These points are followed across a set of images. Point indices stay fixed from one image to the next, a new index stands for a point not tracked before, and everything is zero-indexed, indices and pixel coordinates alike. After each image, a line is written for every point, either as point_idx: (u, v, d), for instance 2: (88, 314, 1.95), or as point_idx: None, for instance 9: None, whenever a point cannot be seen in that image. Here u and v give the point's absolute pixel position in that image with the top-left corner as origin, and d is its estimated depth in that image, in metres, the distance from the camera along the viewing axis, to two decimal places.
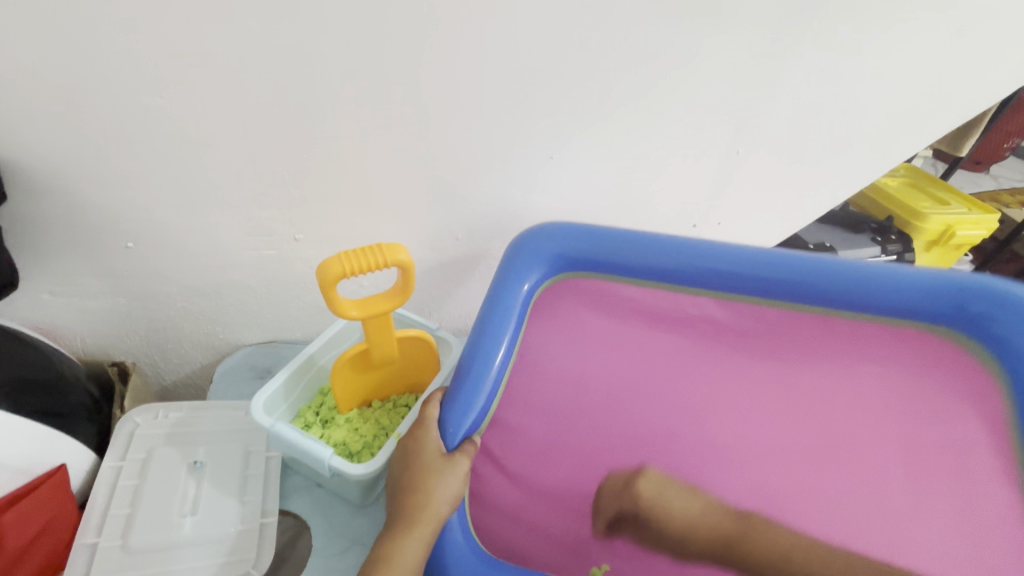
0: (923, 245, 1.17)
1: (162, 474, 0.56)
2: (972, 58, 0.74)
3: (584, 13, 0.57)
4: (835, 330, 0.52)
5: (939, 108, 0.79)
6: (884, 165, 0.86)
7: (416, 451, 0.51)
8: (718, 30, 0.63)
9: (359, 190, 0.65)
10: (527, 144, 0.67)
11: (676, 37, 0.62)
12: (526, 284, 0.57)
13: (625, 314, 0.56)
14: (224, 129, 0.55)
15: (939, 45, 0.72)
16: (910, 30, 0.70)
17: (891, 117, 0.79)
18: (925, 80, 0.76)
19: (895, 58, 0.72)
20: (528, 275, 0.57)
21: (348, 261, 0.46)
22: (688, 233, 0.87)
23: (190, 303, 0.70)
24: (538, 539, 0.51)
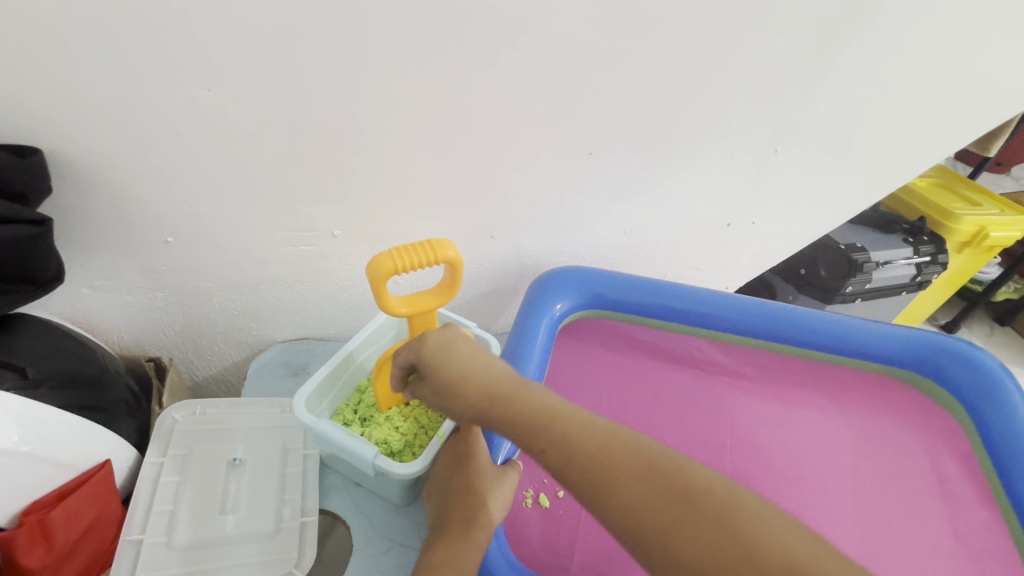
0: (955, 247, 1.15)
1: (204, 472, 0.55)
2: (1022, 54, 0.72)
3: (633, 6, 0.56)
4: (781, 362, 0.78)
5: (985, 106, 0.78)
6: (925, 163, 0.84)
7: (467, 457, 0.54)
8: (767, 24, 0.61)
9: (399, 186, 0.64)
10: (568, 140, 0.66)
11: (725, 32, 0.61)
12: (559, 306, 0.74)
13: (637, 349, 0.78)
14: (270, 126, 0.55)
15: (989, 41, 0.70)
16: (961, 26, 0.68)
17: (935, 114, 0.77)
18: (971, 78, 0.74)
19: (943, 55, 0.70)
20: (561, 299, 0.74)
21: (399, 258, 0.46)
22: (722, 232, 0.86)
23: (226, 299, 0.69)
24: (566, 556, 0.56)
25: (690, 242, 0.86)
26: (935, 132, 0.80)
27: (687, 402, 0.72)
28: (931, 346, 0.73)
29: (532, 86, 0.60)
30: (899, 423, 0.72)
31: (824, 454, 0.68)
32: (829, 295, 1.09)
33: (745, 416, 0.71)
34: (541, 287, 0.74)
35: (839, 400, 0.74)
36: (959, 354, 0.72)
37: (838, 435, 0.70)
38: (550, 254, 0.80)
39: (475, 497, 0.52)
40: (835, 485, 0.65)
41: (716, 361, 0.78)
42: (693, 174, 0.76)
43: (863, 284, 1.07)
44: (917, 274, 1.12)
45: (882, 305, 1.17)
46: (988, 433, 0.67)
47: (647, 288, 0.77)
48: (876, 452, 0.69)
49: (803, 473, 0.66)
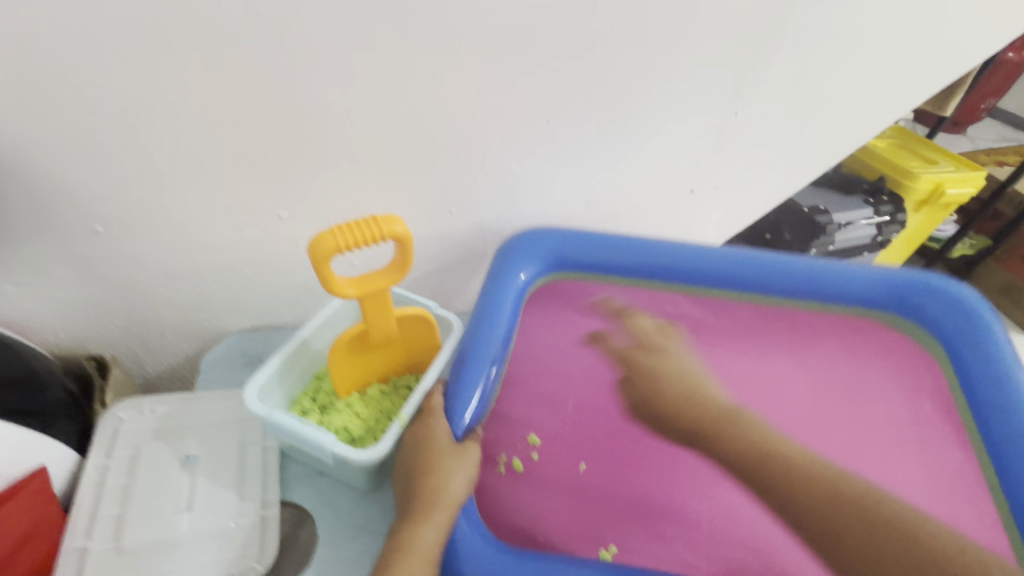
0: (913, 206, 1.17)
1: (154, 471, 0.53)
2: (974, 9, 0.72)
3: None
4: (760, 312, 0.77)
5: (941, 63, 0.78)
6: (883, 123, 0.84)
7: (427, 439, 0.53)
8: None
9: (347, 162, 0.61)
10: (522, 107, 0.63)
11: None
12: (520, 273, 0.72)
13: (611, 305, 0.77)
14: (198, 101, 0.51)
15: None
16: None
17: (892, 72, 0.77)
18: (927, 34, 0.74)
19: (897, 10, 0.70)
20: (524, 267, 0.73)
21: (341, 235, 0.43)
22: (686, 199, 0.85)
23: (171, 290, 0.66)
24: (543, 521, 0.57)
25: (655, 211, 0.85)
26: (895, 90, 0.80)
27: (659, 352, 0.73)
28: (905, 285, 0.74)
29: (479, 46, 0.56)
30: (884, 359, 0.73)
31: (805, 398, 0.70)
32: None
33: (719, 367, 0.72)
34: (507, 253, 0.73)
35: (812, 347, 0.75)
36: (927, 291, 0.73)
37: (808, 377, 0.72)
38: (513, 229, 0.78)
39: (438, 469, 0.51)
40: (810, 429, 0.67)
41: (690, 315, 0.77)
42: (656, 139, 0.74)
43: (826, 247, 1.09)
44: (878, 234, 1.14)
45: None
46: (966, 370, 0.69)
47: (621, 248, 0.76)
48: (852, 396, 0.70)
49: (775, 416, 0.68)
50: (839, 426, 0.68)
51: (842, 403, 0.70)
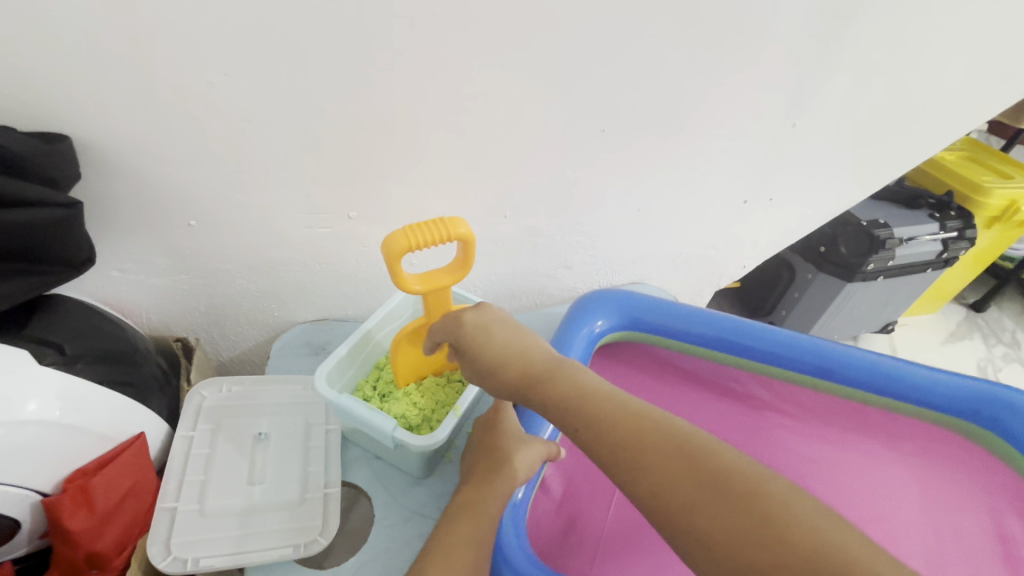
0: (984, 221, 1.15)
1: (231, 445, 0.57)
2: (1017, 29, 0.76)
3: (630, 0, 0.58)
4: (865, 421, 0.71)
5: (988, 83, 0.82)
6: (934, 132, 0.87)
7: (500, 427, 0.57)
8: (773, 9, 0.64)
9: (413, 166, 0.65)
10: (577, 122, 0.67)
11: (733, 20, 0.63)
12: (597, 323, 0.74)
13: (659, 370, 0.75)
14: (282, 104, 0.56)
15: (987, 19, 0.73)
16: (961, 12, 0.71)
17: (943, 92, 0.81)
18: (974, 47, 0.76)
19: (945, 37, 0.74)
20: (600, 316, 0.74)
21: (413, 234, 0.47)
22: (755, 180, 0.83)
23: (246, 281, 0.70)
24: (561, 541, 0.58)
25: (707, 223, 0.87)
26: (950, 96, 0.82)
27: (822, 449, 0.68)
28: (982, 400, 0.68)
29: (538, 59, 0.60)
30: (873, 443, 0.69)
31: (938, 489, 0.66)
32: (851, 273, 1.03)
33: (794, 438, 0.69)
34: (582, 302, 0.75)
35: (899, 452, 0.69)
36: (1015, 412, 0.66)
37: (890, 480, 0.67)
38: (563, 235, 0.80)
39: (511, 441, 0.55)
40: (935, 521, 0.64)
41: (762, 405, 0.72)
42: (709, 146, 0.76)
43: (885, 261, 1.02)
44: (942, 250, 1.07)
45: (906, 283, 1.12)
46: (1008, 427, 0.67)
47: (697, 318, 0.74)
48: (888, 475, 0.67)
49: (904, 490, 0.66)
50: (897, 485, 0.66)
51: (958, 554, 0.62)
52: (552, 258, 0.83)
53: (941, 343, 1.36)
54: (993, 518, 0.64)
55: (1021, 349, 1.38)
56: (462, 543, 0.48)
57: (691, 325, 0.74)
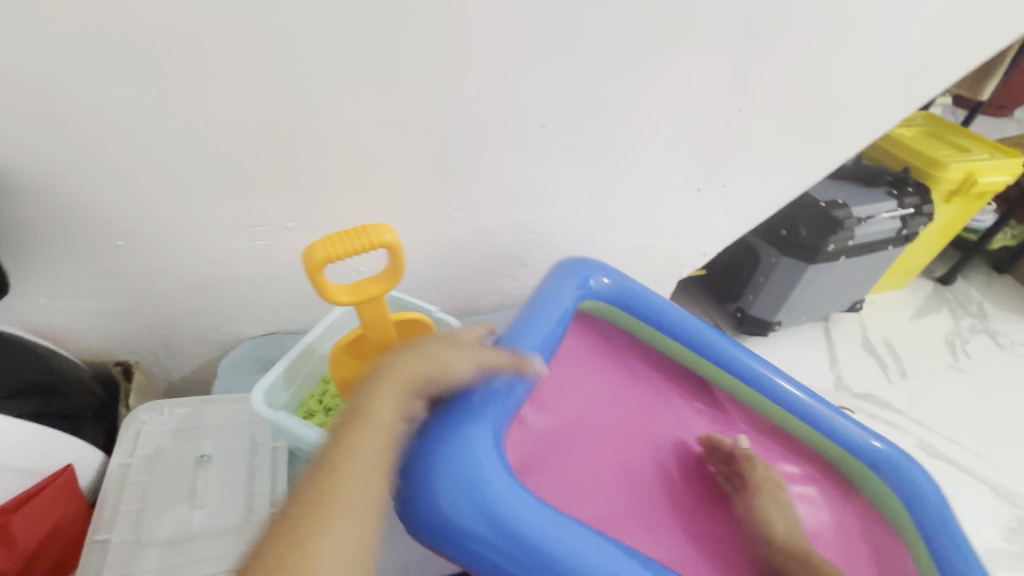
0: (943, 195, 1.16)
1: (171, 470, 0.55)
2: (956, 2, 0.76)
3: None
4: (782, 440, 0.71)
5: (931, 58, 0.82)
6: (882, 110, 0.87)
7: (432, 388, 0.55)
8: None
9: (349, 172, 0.63)
10: (515, 118, 0.66)
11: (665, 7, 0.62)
12: (593, 281, 0.67)
13: (607, 360, 0.70)
14: (201, 115, 0.54)
15: None
16: None
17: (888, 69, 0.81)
18: (914, 23, 0.76)
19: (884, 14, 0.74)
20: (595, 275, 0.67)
21: (333, 245, 0.46)
22: (706, 168, 0.82)
23: (187, 300, 0.68)
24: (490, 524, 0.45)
25: (662, 212, 0.86)
26: (895, 72, 0.82)
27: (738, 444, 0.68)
28: (887, 462, 0.66)
29: (466, 56, 0.59)
30: (782, 455, 0.70)
31: (833, 504, 0.68)
32: (813, 255, 1.03)
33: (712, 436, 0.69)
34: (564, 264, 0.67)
35: (805, 466, 0.70)
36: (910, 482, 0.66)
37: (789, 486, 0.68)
38: (515, 234, 0.79)
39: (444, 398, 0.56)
40: (825, 531, 0.65)
41: (691, 403, 0.72)
42: (655, 136, 0.75)
43: (846, 241, 1.02)
44: (902, 227, 1.07)
45: (869, 261, 1.13)
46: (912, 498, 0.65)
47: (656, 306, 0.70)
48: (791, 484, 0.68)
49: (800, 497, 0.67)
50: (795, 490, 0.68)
51: (841, 552, 0.64)
52: (506, 257, 0.82)
53: (910, 318, 1.38)
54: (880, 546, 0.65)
55: (989, 320, 1.40)
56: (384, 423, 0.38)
57: (650, 312, 0.70)
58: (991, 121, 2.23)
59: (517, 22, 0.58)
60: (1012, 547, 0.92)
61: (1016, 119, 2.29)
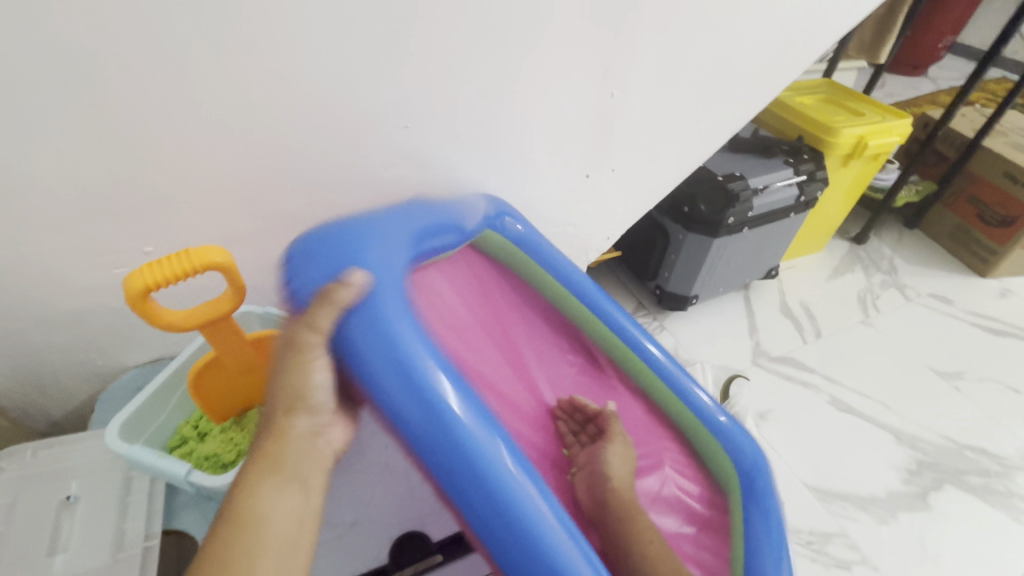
0: (838, 160, 1.20)
1: (31, 516, 0.53)
2: None
3: None
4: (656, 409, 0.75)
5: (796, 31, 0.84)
6: (758, 83, 0.89)
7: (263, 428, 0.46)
8: None
9: (202, 190, 0.61)
10: (373, 122, 0.65)
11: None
12: (510, 219, 0.71)
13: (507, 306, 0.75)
14: (14, 144, 0.51)
15: None
16: None
17: (756, 44, 0.83)
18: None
19: None
20: (510, 215, 0.71)
21: (152, 272, 0.44)
22: (589, 154, 0.83)
23: (49, 335, 0.65)
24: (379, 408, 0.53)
25: (554, 200, 0.87)
26: (764, 47, 0.84)
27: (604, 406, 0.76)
28: (739, 451, 0.68)
29: (305, 63, 0.57)
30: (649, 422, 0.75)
31: (685, 469, 0.73)
32: (715, 229, 1.06)
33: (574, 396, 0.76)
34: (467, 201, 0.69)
35: (663, 437, 0.74)
36: (751, 471, 0.67)
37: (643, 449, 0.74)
38: None
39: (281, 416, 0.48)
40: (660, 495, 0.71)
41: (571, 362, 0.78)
42: (527, 129, 0.75)
43: (745, 212, 1.05)
44: (799, 194, 1.11)
45: (774, 229, 1.17)
46: (755, 484, 0.66)
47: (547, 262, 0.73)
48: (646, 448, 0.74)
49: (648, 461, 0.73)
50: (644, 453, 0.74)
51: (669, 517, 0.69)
52: None
53: (826, 280, 1.43)
54: (709, 522, 0.69)
55: (898, 274, 1.47)
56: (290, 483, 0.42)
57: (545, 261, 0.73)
58: (901, 83, 2.34)
59: (354, 22, 0.56)
60: (911, 489, 0.98)
61: (928, 78, 2.39)
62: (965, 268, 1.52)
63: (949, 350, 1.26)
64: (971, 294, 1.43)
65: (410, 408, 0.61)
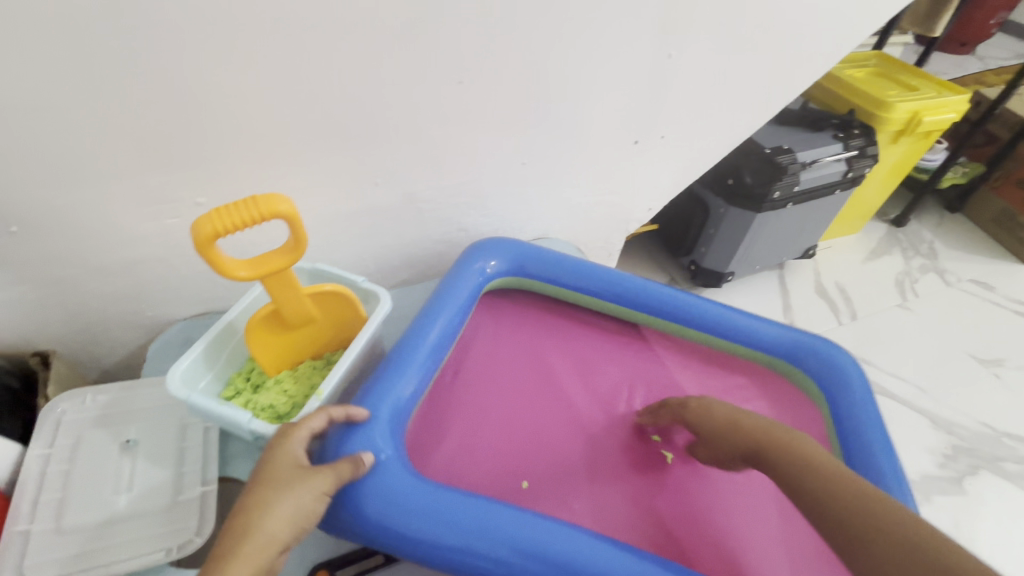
0: (888, 137, 1.16)
1: (93, 457, 0.55)
2: None
3: None
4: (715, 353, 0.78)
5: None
6: (820, 50, 0.84)
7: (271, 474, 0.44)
8: None
9: (256, 142, 0.60)
10: (427, 76, 0.63)
11: None
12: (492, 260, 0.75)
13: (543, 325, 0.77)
14: (74, 87, 0.50)
15: None
16: None
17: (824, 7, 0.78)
18: None
19: None
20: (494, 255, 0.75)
21: (219, 218, 0.44)
22: (639, 120, 0.81)
23: (102, 284, 0.66)
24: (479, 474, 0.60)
25: (600, 166, 0.85)
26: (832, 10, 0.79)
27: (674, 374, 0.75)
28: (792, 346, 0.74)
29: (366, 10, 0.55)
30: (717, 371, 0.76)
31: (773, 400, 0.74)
32: (758, 203, 1.03)
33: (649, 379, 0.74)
34: (472, 252, 0.75)
35: (742, 372, 0.76)
36: (820, 355, 0.73)
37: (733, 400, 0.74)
38: (447, 196, 0.77)
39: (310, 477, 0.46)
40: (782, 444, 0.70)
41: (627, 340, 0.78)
42: (580, 90, 0.73)
43: (791, 186, 1.02)
44: (847, 170, 1.07)
45: (818, 206, 1.13)
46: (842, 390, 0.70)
47: (573, 272, 0.77)
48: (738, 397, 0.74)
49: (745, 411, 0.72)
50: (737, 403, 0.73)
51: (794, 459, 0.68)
52: (442, 222, 0.81)
53: (863, 261, 1.40)
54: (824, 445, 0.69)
55: (938, 258, 1.43)
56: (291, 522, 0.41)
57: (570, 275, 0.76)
58: (946, 59, 2.25)
59: None
60: (946, 473, 0.97)
61: (974, 56, 2.29)
62: (1009, 254, 1.48)
63: (989, 336, 1.23)
64: (1013, 280, 1.39)
65: (498, 440, 0.64)
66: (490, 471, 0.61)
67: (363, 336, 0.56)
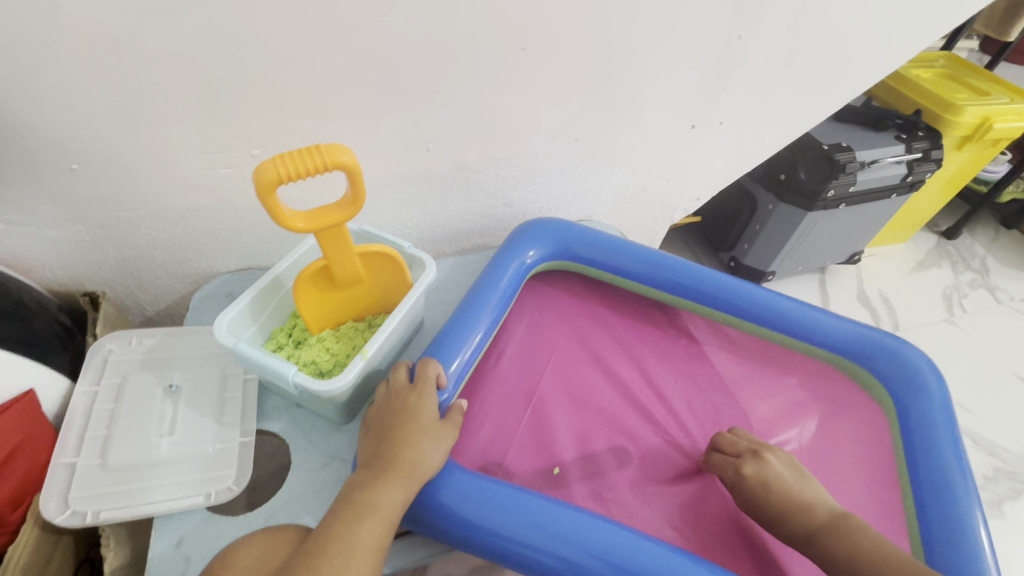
0: (953, 142, 1.10)
1: (138, 398, 0.55)
2: None
3: None
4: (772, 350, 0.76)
5: None
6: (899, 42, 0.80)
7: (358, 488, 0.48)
8: None
9: (314, 98, 0.60)
10: (491, 40, 0.61)
11: None
12: (533, 252, 0.74)
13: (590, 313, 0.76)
14: (141, 27, 0.49)
15: None
16: None
17: None
18: None
19: None
20: (535, 246, 0.74)
21: (283, 164, 0.43)
22: (699, 103, 0.78)
23: (153, 230, 0.66)
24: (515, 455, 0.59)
25: (652, 149, 0.82)
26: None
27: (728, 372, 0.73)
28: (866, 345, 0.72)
29: None
30: (776, 371, 0.74)
31: (833, 407, 0.71)
32: (810, 201, 0.99)
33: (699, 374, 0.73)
34: (517, 233, 0.75)
35: (802, 372, 0.74)
36: (890, 356, 0.71)
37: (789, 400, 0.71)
38: (496, 168, 0.76)
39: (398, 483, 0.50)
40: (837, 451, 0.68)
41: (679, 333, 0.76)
42: (643, 67, 0.70)
43: (847, 186, 0.98)
44: (907, 173, 1.03)
45: (871, 209, 1.09)
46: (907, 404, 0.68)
47: (628, 258, 0.76)
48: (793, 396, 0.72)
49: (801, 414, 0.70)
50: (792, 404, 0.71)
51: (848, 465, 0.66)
52: (487, 194, 0.80)
53: (909, 272, 1.34)
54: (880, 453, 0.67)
55: (990, 274, 1.37)
56: (376, 528, 0.45)
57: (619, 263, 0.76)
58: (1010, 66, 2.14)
59: None
60: (985, 494, 0.93)
61: None
62: None
63: None
64: None
65: (536, 421, 0.64)
66: (529, 456, 0.61)
67: (409, 301, 0.55)
